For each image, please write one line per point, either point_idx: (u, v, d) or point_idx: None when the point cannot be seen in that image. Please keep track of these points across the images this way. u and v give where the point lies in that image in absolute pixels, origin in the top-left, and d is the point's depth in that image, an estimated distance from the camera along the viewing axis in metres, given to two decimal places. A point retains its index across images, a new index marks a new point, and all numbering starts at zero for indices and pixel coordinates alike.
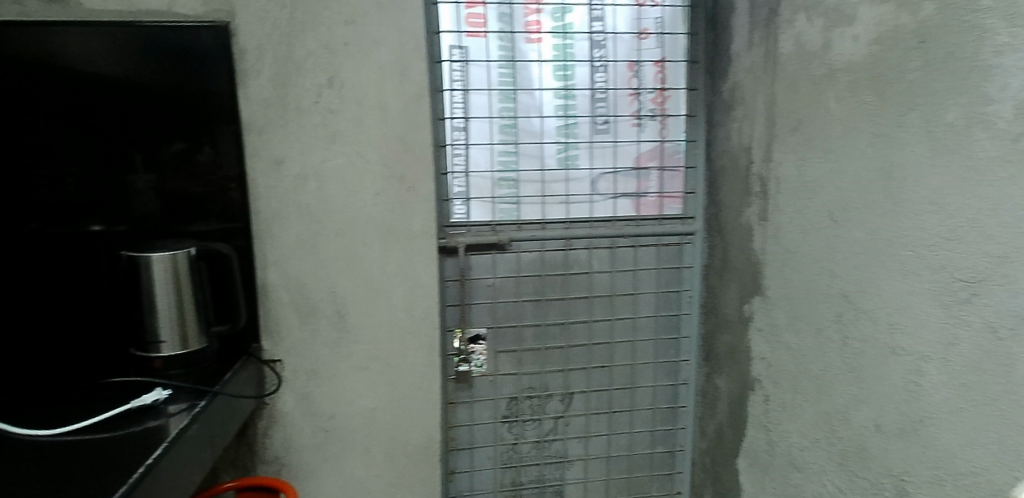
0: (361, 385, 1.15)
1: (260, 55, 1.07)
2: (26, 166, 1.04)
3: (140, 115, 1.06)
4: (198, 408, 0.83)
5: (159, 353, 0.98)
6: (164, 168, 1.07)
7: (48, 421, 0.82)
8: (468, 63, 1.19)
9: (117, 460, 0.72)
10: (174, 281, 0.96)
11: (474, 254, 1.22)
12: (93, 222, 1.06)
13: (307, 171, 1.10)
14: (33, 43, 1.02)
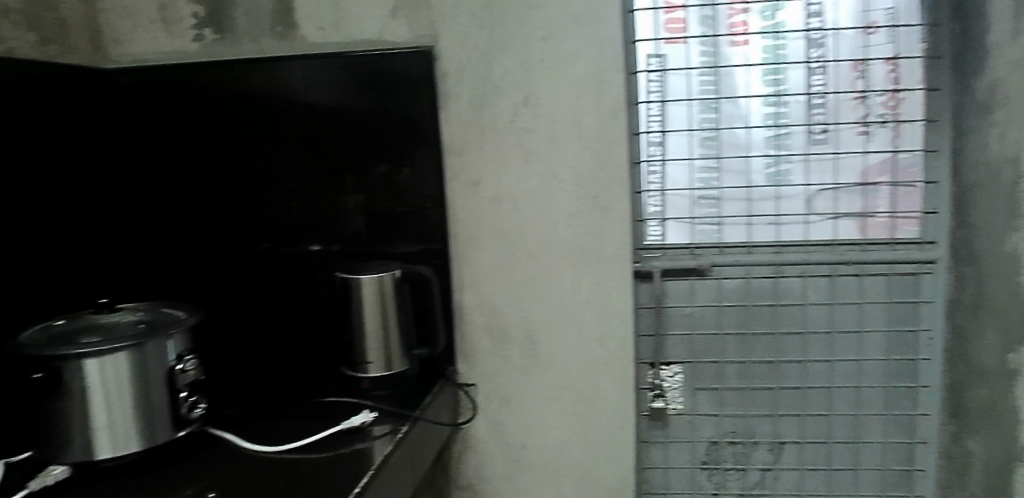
0: (553, 417, 1.13)
1: (460, 76, 1.09)
2: (260, 191, 1.16)
3: (352, 140, 1.13)
4: (399, 434, 0.88)
5: (367, 373, 1.04)
6: (371, 190, 1.13)
7: (272, 436, 0.91)
8: (667, 73, 1.11)
9: (332, 480, 0.77)
10: (380, 302, 1.02)
11: (670, 280, 1.15)
12: (312, 242, 1.16)
13: (502, 193, 1.10)
14: (266, 78, 1.14)
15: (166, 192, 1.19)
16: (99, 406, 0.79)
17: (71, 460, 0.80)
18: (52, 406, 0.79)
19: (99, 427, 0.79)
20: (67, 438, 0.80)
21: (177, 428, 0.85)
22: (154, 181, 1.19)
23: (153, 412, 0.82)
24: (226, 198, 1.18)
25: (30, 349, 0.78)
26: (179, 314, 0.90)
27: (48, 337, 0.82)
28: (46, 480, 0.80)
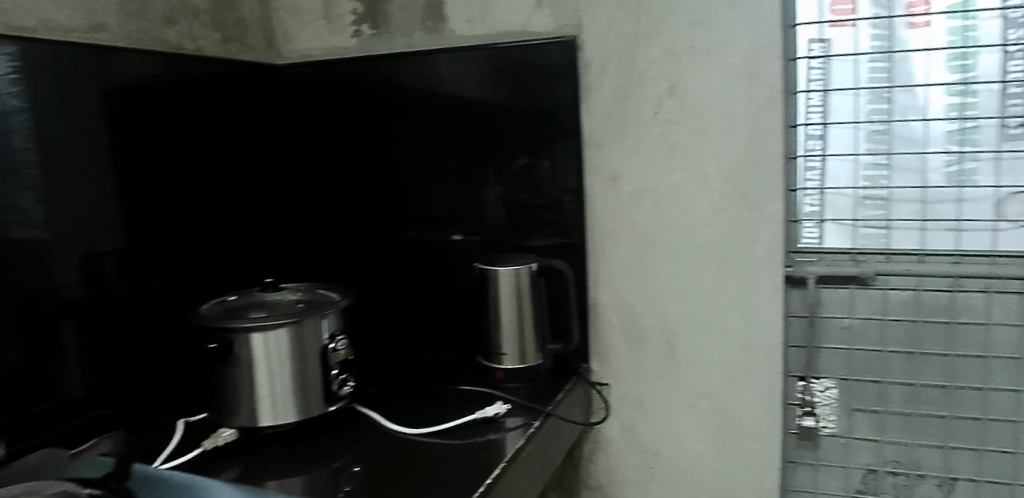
0: (689, 426, 1.09)
1: (604, 66, 1.07)
2: (407, 181, 1.21)
3: (494, 132, 1.14)
4: (532, 428, 0.89)
5: (501, 364, 1.07)
6: (511, 182, 1.14)
7: (412, 419, 0.96)
8: (831, 59, 1.02)
9: (466, 468, 0.79)
10: (516, 295, 1.04)
11: (826, 288, 1.06)
12: (454, 232, 1.19)
13: (643, 187, 1.07)
14: (416, 71, 1.18)
15: (325, 180, 1.28)
16: (262, 376, 0.86)
17: (237, 424, 0.88)
18: (222, 373, 0.87)
19: (262, 395, 0.87)
20: (235, 403, 0.88)
21: (329, 403, 0.91)
22: (315, 170, 1.28)
23: (307, 386, 0.89)
24: (377, 187, 1.24)
25: (207, 321, 0.86)
26: (333, 296, 0.96)
27: (222, 310, 0.91)
28: (217, 441, 0.88)
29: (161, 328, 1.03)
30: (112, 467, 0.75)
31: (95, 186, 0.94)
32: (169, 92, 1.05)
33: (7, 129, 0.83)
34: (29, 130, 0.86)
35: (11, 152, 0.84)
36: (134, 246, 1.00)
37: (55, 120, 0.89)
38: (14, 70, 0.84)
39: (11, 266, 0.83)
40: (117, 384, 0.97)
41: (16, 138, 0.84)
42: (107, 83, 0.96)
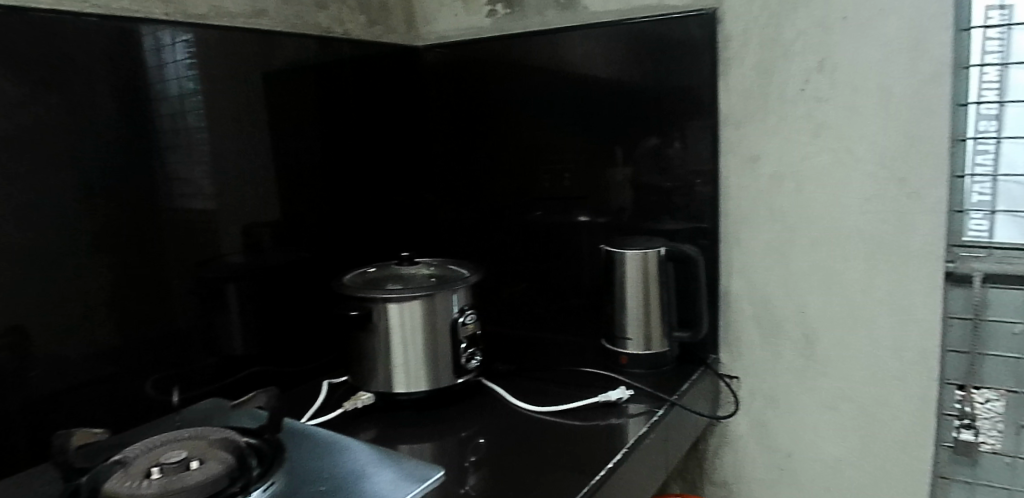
0: (826, 429, 1.03)
1: (745, 41, 1.01)
2: (536, 161, 1.22)
3: (625, 111, 1.12)
4: (656, 416, 0.89)
5: (625, 349, 1.06)
6: (640, 162, 1.12)
7: (537, 398, 0.98)
8: (1013, 28, 0.90)
9: (586, 453, 0.80)
10: (643, 279, 1.03)
11: (995, 288, 0.95)
12: (581, 213, 1.19)
13: (785, 170, 1.01)
14: (548, 50, 1.18)
15: (458, 159, 1.32)
16: (398, 345, 0.91)
17: (375, 389, 0.94)
18: (360, 339, 0.93)
19: (397, 363, 0.92)
20: (373, 369, 0.93)
21: (457, 375, 0.94)
22: (449, 149, 1.32)
23: (437, 358, 0.93)
24: (507, 167, 1.26)
25: (350, 290, 0.92)
26: (463, 272, 0.99)
27: (363, 281, 0.97)
28: (356, 403, 0.94)
29: (308, 296, 1.12)
30: (265, 419, 0.82)
31: (254, 163, 1.03)
32: (319, 74, 1.12)
33: (184, 109, 0.93)
34: (202, 110, 0.95)
35: (187, 131, 0.93)
36: (287, 218, 1.08)
37: (223, 102, 0.98)
38: (190, 57, 0.93)
39: (185, 234, 0.94)
40: (271, 345, 1.06)
41: (191, 118, 0.94)
42: (266, 67, 1.04)
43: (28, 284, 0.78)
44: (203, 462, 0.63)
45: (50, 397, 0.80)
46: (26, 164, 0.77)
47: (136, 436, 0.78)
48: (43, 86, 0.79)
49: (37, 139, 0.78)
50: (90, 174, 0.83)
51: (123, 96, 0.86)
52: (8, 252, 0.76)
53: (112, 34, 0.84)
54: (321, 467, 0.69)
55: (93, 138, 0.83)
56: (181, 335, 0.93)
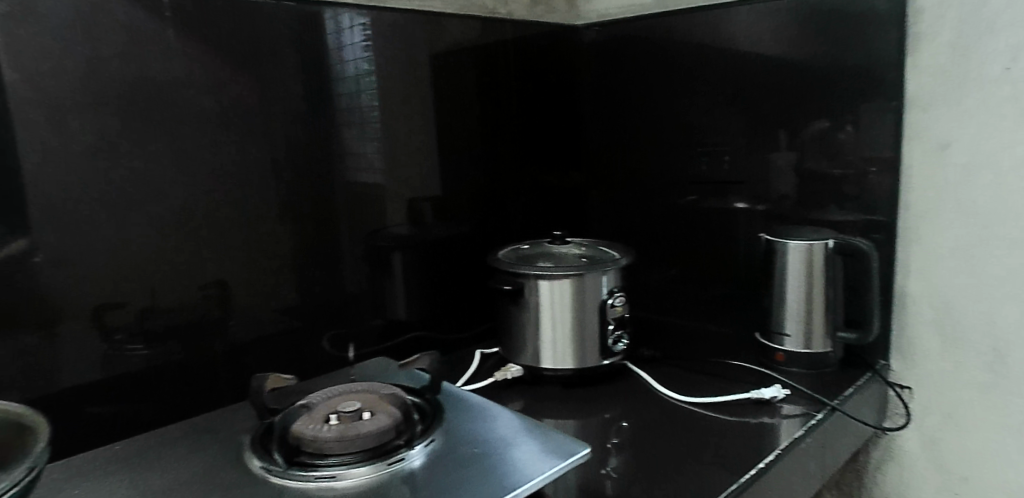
0: (1014, 456, 0.92)
1: (942, 13, 0.91)
2: (695, 144, 1.18)
3: (795, 92, 1.05)
4: (813, 420, 0.84)
5: (782, 345, 1.02)
6: (805, 147, 1.05)
7: (686, 387, 0.97)
8: None
9: (735, 450, 0.78)
10: (806, 273, 0.97)
11: None
12: (738, 199, 1.14)
13: (982, 159, 0.90)
14: (711, 28, 1.13)
15: (614, 140, 1.30)
16: (546, 322, 0.93)
17: (523, 363, 0.96)
18: (511, 313, 0.97)
19: (544, 340, 0.94)
20: (522, 344, 0.96)
21: (603, 356, 0.94)
22: (606, 130, 1.32)
23: (584, 338, 0.93)
24: (663, 150, 1.23)
25: (502, 265, 0.95)
26: (614, 254, 0.98)
27: (516, 256, 0.99)
28: (506, 374, 0.97)
29: (464, 268, 1.17)
30: (424, 381, 0.81)
31: (418, 141, 1.09)
32: (480, 55, 1.16)
33: (359, 89, 1.00)
34: (375, 90, 1.02)
35: (360, 110, 1.00)
36: (447, 194, 1.14)
37: (393, 82, 1.04)
38: (366, 39, 1.00)
39: (357, 205, 1.01)
40: (430, 313, 1.13)
41: (364, 97, 1.01)
42: (433, 49, 1.09)
43: (228, 244, 0.89)
44: (374, 414, 0.68)
45: (244, 346, 0.92)
46: (229, 138, 0.88)
47: (313, 386, 0.87)
48: (242, 70, 0.88)
49: (237, 117, 0.88)
50: (279, 148, 0.92)
51: (308, 77, 0.94)
52: (212, 215, 0.87)
53: (299, 21, 0.93)
54: (474, 429, 0.73)
55: (281, 116, 0.92)
56: (351, 298, 1.02)
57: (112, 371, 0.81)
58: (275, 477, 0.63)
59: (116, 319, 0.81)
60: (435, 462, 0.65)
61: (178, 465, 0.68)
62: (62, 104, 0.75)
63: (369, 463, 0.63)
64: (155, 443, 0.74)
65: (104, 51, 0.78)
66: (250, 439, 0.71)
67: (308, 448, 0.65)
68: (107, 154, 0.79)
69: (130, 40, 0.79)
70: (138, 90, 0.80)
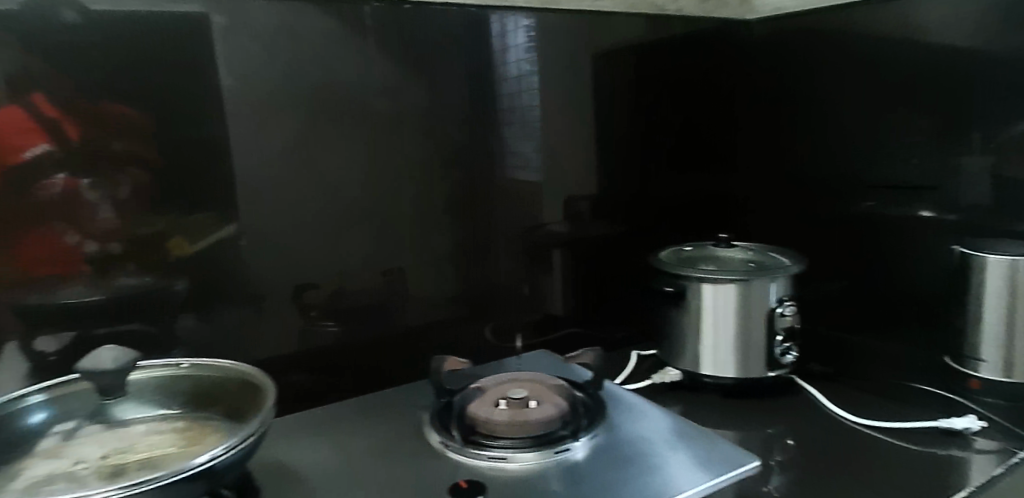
0: None
1: None
2: (873, 146, 1.08)
3: (1000, 89, 0.93)
4: (1015, 458, 0.75)
5: (977, 372, 0.92)
6: (1003, 150, 0.93)
7: (861, 409, 0.90)
8: None
9: (919, 480, 0.71)
10: (1010, 292, 0.87)
11: None
12: (923, 207, 1.03)
13: None
14: (897, 20, 1.03)
15: (781, 141, 1.22)
16: (708, 327, 0.90)
17: (683, 367, 0.95)
18: (670, 316, 0.95)
19: (705, 345, 0.91)
20: (681, 347, 0.94)
21: (769, 368, 0.90)
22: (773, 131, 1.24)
23: (749, 346, 0.90)
24: (836, 152, 1.14)
25: (666, 266, 0.94)
26: (784, 261, 0.93)
27: (677, 258, 0.97)
28: (664, 378, 0.96)
29: (623, 268, 1.17)
30: (587, 376, 0.91)
31: (577, 140, 1.10)
32: (642, 54, 1.14)
33: (521, 88, 1.03)
34: (537, 89, 1.04)
35: (521, 108, 1.03)
36: (606, 193, 1.14)
37: (555, 81, 1.06)
38: (530, 40, 1.02)
39: (516, 203, 1.05)
40: (587, 310, 1.14)
41: (526, 96, 1.03)
42: (594, 48, 1.09)
43: (401, 235, 0.96)
44: (540, 403, 0.71)
45: (415, 331, 0.98)
46: (405, 137, 0.94)
47: (480, 372, 0.92)
48: (416, 71, 0.94)
49: (411, 116, 0.95)
50: (447, 146, 0.98)
51: (475, 78, 0.99)
52: (389, 207, 0.94)
53: (467, 23, 0.97)
54: (636, 428, 0.73)
55: (450, 116, 0.97)
56: (510, 291, 1.06)
57: (307, 344, 0.91)
58: (451, 452, 0.67)
59: (311, 298, 0.90)
60: (597, 456, 0.66)
61: (368, 430, 0.75)
62: (266, 105, 0.84)
63: (536, 449, 0.66)
64: (346, 411, 0.83)
65: (300, 56, 0.86)
66: (428, 415, 0.76)
67: (480, 428, 0.69)
68: (302, 149, 0.87)
69: (322, 45, 0.87)
70: (329, 92, 0.88)
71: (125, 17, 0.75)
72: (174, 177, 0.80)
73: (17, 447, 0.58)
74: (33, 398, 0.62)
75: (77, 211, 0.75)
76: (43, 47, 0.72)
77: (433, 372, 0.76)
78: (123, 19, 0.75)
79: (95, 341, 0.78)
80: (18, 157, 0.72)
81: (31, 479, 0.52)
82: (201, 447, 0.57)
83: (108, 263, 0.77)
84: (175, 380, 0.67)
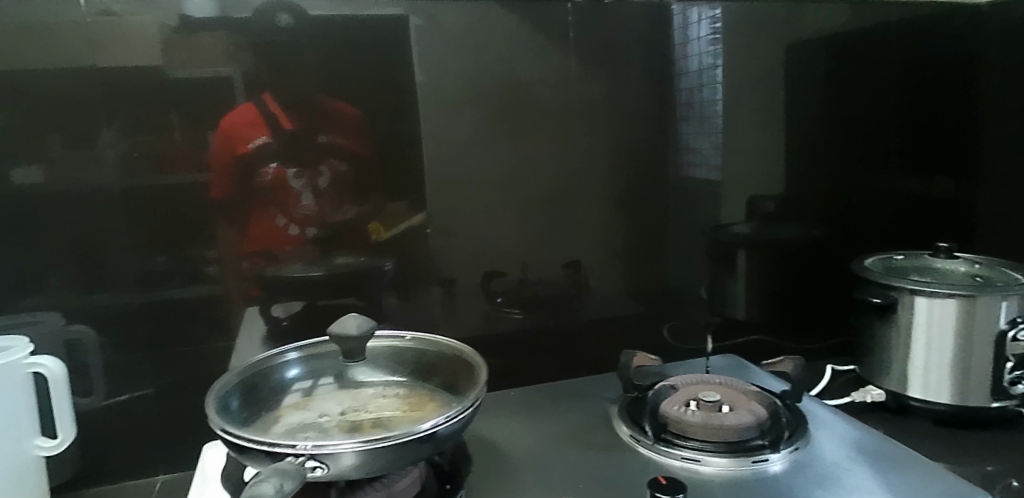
0: None
1: None
2: None
3: None
4: None
5: None
6: None
7: None
8: None
9: None
10: None
11: None
12: None
13: None
14: None
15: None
16: (920, 344, 0.83)
17: (888, 387, 0.87)
18: (875, 328, 0.88)
19: (916, 365, 0.83)
20: (886, 365, 0.87)
21: (993, 397, 0.80)
22: (1012, 127, 1.07)
23: (969, 371, 0.80)
24: None
25: (873, 276, 0.87)
26: (1018, 276, 0.83)
27: (885, 267, 0.90)
28: (865, 397, 0.88)
29: (817, 275, 1.10)
30: (786, 385, 0.87)
31: (765, 136, 1.04)
32: (839, 43, 1.05)
33: (702, 82, 0.98)
34: (719, 83, 0.99)
35: (701, 103, 0.99)
36: (796, 194, 1.07)
37: (743, 74, 1.01)
38: (714, 32, 0.98)
39: (697, 201, 1.01)
40: (776, 317, 1.09)
41: (707, 91, 0.99)
42: (788, 39, 1.02)
43: (579, 228, 0.97)
44: (734, 409, 0.70)
45: (594, 324, 0.99)
46: (582, 130, 0.95)
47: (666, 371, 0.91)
48: (595, 66, 0.94)
49: (587, 110, 0.95)
50: (623, 141, 0.97)
51: (654, 71, 0.96)
52: (567, 200, 0.96)
53: (647, 16, 0.94)
54: (841, 447, 0.69)
55: (628, 111, 0.96)
56: (689, 291, 1.03)
57: (493, 329, 0.95)
58: (642, 447, 0.68)
59: (498, 285, 0.95)
60: (799, 471, 0.64)
61: (561, 417, 0.78)
62: (453, 101, 0.89)
63: (730, 456, 0.65)
64: (536, 395, 0.85)
65: (484, 53, 0.89)
66: (617, 408, 0.78)
67: (672, 427, 0.70)
68: (484, 144, 0.91)
69: (504, 42, 0.90)
70: (509, 86, 0.91)
71: (335, 21, 0.82)
72: (376, 167, 0.86)
73: (277, 395, 0.68)
74: (292, 354, 0.72)
75: (286, 199, 0.84)
76: (269, 49, 0.81)
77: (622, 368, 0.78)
78: (334, 22, 0.82)
79: (316, 310, 0.87)
80: (244, 148, 0.81)
81: (288, 425, 0.61)
82: (423, 413, 0.62)
83: (323, 242, 0.86)
84: (402, 353, 0.73)
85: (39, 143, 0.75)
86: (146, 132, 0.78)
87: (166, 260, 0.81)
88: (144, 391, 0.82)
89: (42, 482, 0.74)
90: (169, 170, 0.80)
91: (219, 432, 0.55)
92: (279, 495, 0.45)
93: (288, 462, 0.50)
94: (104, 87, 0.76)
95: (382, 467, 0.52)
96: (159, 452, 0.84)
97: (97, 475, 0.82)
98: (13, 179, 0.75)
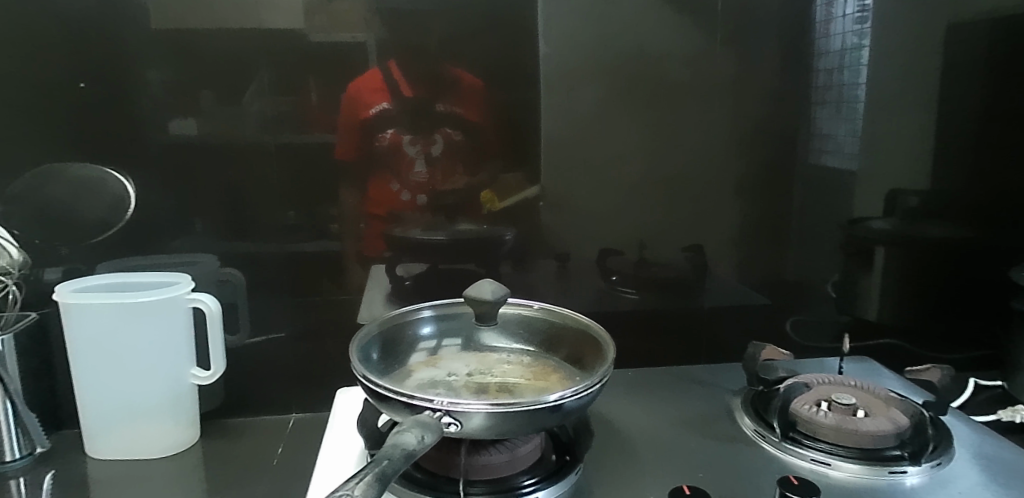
0: None
1: None
2: None
3: None
4: None
5: None
6: None
7: None
8: None
9: None
10: None
11: None
12: None
13: None
14: None
15: None
16: None
17: None
18: None
19: None
20: None
21: None
22: None
23: None
24: None
25: None
26: None
27: None
28: (1014, 416, 0.83)
29: (964, 281, 1.00)
30: (927, 396, 0.81)
31: (913, 125, 0.95)
32: (1007, 25, 0.94)
33: (843, 63, 0.91)
34: (863, 65, 0.92)
35: (840, 86, 0.92)
36: (946, 191, 0.97)
37: (892, 56, 0.92)
38: (861, 10, 0.90)
39: (831, 190, 0.95)
40: (912, 321, 1.01)
41: (848, 73, 0.92)
42: (948, 19, 0.93)
43: (699, 211, 0.93)
44: (871, 414, 0.66)
45: (711, 312, 0.96)
46: (710, 109, 0.90)
47: (795, 368, 0.87)
48: (727, 42, 0.89)
49: (715, 89, 0.90)
50: (751, 123, 0.91)
51: (791, 50, 0.90)
52: (689, 180, 0.92)
53: None
54: (988, 467, 0.63)
55: (760, 91, 0.90)
56: (815, 286, 0.97)
57: (606, 308, 0.94)
58: (767, 443, 0.67)
59: (615, 263, 0.93)
60: (941, 487, 0.60)
61: (682, 406, 0.77)
62: (577, 74, 0.87)
63: (866, 464, 0.61)
64: (656, 382, 0.85)
65: (613, 27, 0.87)
66: (741, 400, 0.77)
67: (801, 426, 0.66)
68: (607, 120, 0.89)
69: (632, 16, 0.87)
70: (634, 59, 0.88)
71: None
72: (498, 138, 0.87)
73: (406, 352, 0.71)
74: (426, 312, 0.74)
75: (399, 164, 0.85)
76: (398, 15, 0.82)
77: (748, 359, 0.78)
78: None
79: (438, 273, 0.90)
80: (367, 112, 0.83)
81: (419, 380, 0.64)
82: (550, 387, 0.63)
83: (445, 209, 0.87)
84: (532, 321, 0.74)
85: (190, 99, 0.81)
86: (284, 92, 0.82)
87: (297, 215, 0.85)
88: (279, 335, 0.87)
89: (193, 409, 0.81)
90: (303, 129, 0.83)
91: (361, 379, 0.57)
92: (420, 446, 0.47)
93: (426, 415, 0.51)
94: (251, 49, 0.81)
95: (510, 430, 0.53)
96: (288, 394, 0.89)
97: (231, 410, 0.88)
98: (167, 132, 0.81)
